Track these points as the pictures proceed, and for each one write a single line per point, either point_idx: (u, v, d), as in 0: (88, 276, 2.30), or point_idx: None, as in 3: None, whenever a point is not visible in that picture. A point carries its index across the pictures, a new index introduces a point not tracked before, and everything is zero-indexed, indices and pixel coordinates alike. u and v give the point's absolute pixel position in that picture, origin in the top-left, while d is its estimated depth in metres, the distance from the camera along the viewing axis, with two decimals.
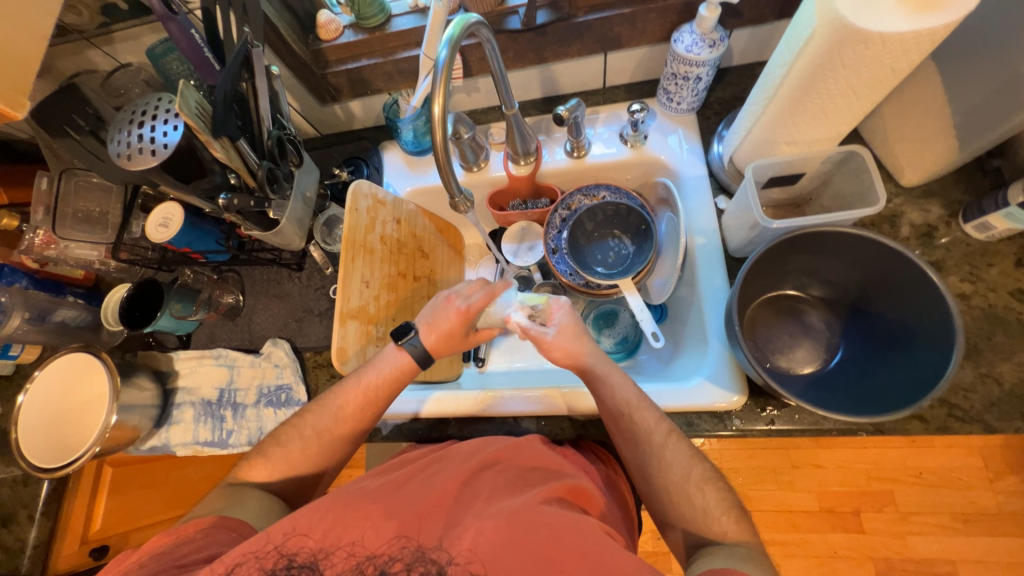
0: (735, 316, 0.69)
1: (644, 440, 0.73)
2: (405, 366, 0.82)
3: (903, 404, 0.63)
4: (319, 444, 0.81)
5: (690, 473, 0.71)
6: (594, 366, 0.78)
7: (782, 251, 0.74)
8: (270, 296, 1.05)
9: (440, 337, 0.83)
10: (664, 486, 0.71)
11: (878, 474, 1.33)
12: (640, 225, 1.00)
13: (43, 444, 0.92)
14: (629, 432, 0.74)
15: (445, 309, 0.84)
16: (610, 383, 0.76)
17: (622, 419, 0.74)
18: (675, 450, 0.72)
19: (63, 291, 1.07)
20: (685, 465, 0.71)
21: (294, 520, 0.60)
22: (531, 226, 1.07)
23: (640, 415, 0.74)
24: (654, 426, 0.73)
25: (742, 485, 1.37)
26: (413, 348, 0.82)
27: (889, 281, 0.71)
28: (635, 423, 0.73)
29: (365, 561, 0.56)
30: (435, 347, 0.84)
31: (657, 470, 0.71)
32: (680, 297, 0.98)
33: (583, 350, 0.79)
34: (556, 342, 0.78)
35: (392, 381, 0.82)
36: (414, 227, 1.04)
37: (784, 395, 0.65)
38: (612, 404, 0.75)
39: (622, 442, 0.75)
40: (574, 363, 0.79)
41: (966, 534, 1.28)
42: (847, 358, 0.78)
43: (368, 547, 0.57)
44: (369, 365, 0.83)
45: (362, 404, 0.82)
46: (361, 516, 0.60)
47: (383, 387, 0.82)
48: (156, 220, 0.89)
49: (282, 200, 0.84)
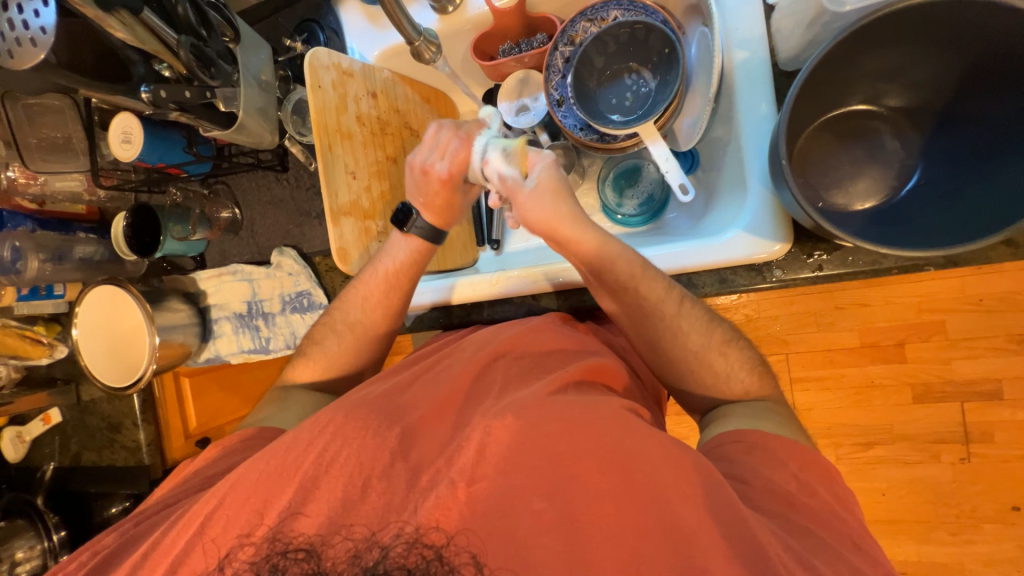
0: (782, 146, 0.55)
1: (651, 312, 0.68)
2: (421, 249, 0.81)
3: (999, 226, 0.51)
4: (346, 344, 0.83)
5: (710, 339, 0.67)
6: (580, 244, 0.69)
7: (853, 47, 0.56)
8: (263, 204, 0.98)
9: (444, 212, 0.81)
10: (681, 357, 0.68)
11: (930, 305, 1.21)
12: (663, 49, 0.81)
13: (108, 371, 0.99)
14: (636, 304, 0.69)
15: (425, 181, 0.77)
16: (606, 256, 0.68)
17: (625, 294, 0.69)
18: (689, 319, 0.68)
19: (71, 228, 1.05)
20: (703, 332, 0.67)
21: (296, 435, 0.58)
22: (530, 75, 0.90)
23: (645, 287, 0.68)
24: (662, 297, 0.68)
25: (775, 330, 1.29)
26: (418, 230, 0.80)
27: (1001, 65, 0.53)
28: (641, 297, 0.68)
29: (367, 464, 0.55)
30: (439, 221, 0.81)
31: (669, 341, 0.68)
32: (715, 138, 0.82)
33: (560, 219, 0.68)
34: (529, 203, 0.69)
35: (409, 265, 0.81)
36: (394, 99, 0.89)
37: (840, 233, 0.54)
38: (611, 279, 0.69)
39: (628, 318, 0.70)
40: (552, 235, 0.70)
41: (1021, 355, 1.19)
42: (924, 182, 0.64)
43: (369, 453, 0.56)
44: (380, 257, 0.81)
45: (380, 302, 0.82)
46: (362, 423, 0.59)
47: (401, 274, 0.81)
48: (117, 136, 0.81)
49: (231, 90, 0.71)
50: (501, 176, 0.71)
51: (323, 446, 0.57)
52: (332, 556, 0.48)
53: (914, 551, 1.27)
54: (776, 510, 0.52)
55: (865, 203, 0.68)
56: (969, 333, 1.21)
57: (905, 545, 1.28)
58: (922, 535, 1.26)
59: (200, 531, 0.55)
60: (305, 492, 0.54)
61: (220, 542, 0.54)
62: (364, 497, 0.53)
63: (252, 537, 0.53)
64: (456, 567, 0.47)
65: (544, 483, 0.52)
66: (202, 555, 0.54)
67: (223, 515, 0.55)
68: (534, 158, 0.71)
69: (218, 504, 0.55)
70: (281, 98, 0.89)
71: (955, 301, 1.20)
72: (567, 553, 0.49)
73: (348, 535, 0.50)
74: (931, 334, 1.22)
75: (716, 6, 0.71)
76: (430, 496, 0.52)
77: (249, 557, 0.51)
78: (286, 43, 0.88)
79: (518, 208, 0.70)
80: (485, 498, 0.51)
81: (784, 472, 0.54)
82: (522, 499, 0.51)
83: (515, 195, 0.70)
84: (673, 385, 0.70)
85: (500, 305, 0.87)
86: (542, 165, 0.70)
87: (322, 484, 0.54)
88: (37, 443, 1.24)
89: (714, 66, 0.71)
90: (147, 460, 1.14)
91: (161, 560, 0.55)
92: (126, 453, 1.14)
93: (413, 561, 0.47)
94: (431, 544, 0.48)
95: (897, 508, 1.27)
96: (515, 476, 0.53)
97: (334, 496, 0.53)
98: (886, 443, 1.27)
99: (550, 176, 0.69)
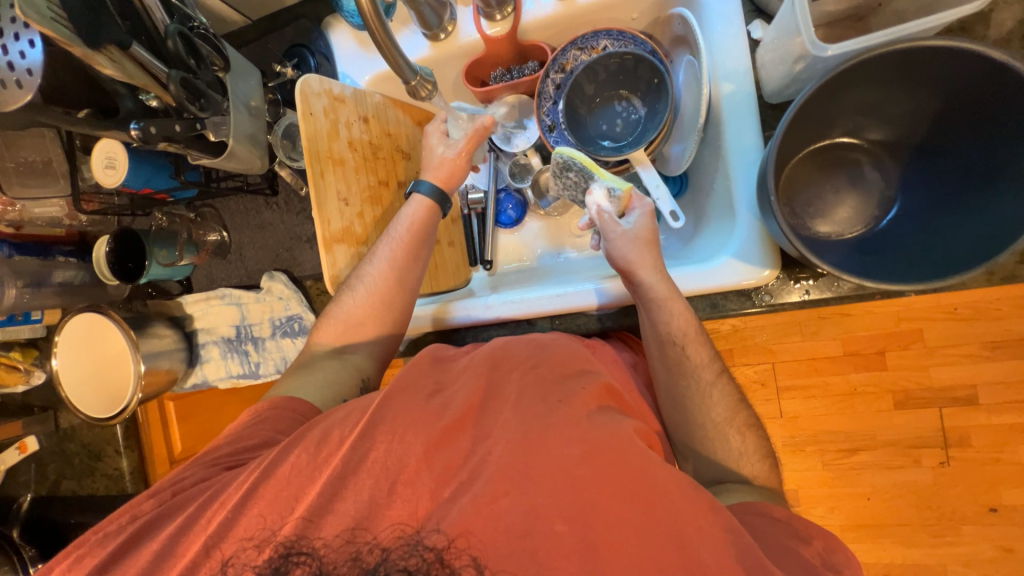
0: (770, 180, 0.57)
1: (690, 371, 0.70)
2: (429, 209, 0.81)
3: (971, 259, 0.53)
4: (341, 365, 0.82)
5: (733, 417, 0.70)
6: (652, 290, 0.71)
7: (834, 87, 0.58)
8: (252, 227, 0.97)
9: (442, 169, 0.83)
10: (699, 423, 0.70)
11: (907, 314, 1.25)
12: (651, 78, 0.83)
13: (90, 399, 0.96)
14: (676, 361, 0.71)
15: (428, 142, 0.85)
16: (668, 311, 0.70)
17: (672, 348, 0.71)
18: (721, 392, 0.70)
19: (50, 252, 1.02)
20: (728, 410, 0.70)
21: (326, 431, 0.60)
22: (522, 99, 0.93)
23: (692, 349, 0.70)
24: (704, 363, 0.71)
25: (760, 339, 1.33)
26: (425, 190, 0.82)
27: (970, 106, 0.55)
28: (685, 355, 0.70)
29: (395, 468, 0.55)
30: (446, 182, 0.83)
31: (697, 406, 0.70)
32: (703, 163, 0.84)
33: (642, 263, 0.72)
34: (619, 242, 0.74)
35: (423, 229, 0.81)
36: (385, 123, 0.89)
37: (823, 263, 0.56)
38: (664, 332, 0.71)
39: (663, 369, 0.72)
40: (628, 275, 0.73)
41: (991, 360, 1.24)
42: (903, 212, 0.66)
43: (396, 455, 0.56)
44: (396, 223, 0.81)
45: (392, 283, 0.79)
46: (392, 425, 0.58)
47: (417, 238, 0.80)
48: (100, 162, 0.79)
49: (220, 118, 0.71)
50: (599, 211, 0.75)
51: (355, 444, 0.57)
52: (333, 558, 0.51)
53: (898, 553, 1.29)
54: (779, 552, 0.54)
55: (848, 230, 0.71)
56: (946, 340, 1.25)
57: (888, 548, 1.30)
58: (905, 538, 1.29)
59: (197, 564, 0.54)
60: (333, 489, 0.55)
61: (219, 550, 0.54)
62: (391, 501, 0.54)
63: (270, 544, 0.53)
64: (457, 568, 0.50)
65: (566, 505, 0.52)
66: (212, 558, 0.54)
67: (253, 510, 0.56)
68: (636, 202, 0.76)
69: (214, 539, 0.55)
70: (271, 122, 0.87)
71: (930, 311, 1.25)
72: (582, 564, 0.49)
73: (350, 538, 0.52)
74: (909, 342, 1.26)
75: (703, 39, 0.72)
76: (453, 508, 0.52)
77: (258, 565, 0.52)
78: (276, 68, 0.88)
79: (607, 242, 0.75)
80: (510, 514, 0.52)
81: (799, 544, 0.56)
82: (544, 520, 0.52)
83: (608, 231, 0.74)
84: (670, 408, 0.72)
85: (493, 328, 0.88)
86: (641, 211, 0.75)
87: (351, 484, 0.55)
88: (13, 471, 1.19)
89: (702, 96, 0.72)
90: (131, 488, 1.12)
91: (194, 541, 0.56)
92: (108, 482, 1.12)
93: (414, 562, 0.50)
94: (432, 547, 0.51)
95: (883, 512, 1.30)
96: (539, 496, 0.53)
97: (363, 495, 0.54)
98: (870, 448, 1.30)
99: (648, 229, 0.74)
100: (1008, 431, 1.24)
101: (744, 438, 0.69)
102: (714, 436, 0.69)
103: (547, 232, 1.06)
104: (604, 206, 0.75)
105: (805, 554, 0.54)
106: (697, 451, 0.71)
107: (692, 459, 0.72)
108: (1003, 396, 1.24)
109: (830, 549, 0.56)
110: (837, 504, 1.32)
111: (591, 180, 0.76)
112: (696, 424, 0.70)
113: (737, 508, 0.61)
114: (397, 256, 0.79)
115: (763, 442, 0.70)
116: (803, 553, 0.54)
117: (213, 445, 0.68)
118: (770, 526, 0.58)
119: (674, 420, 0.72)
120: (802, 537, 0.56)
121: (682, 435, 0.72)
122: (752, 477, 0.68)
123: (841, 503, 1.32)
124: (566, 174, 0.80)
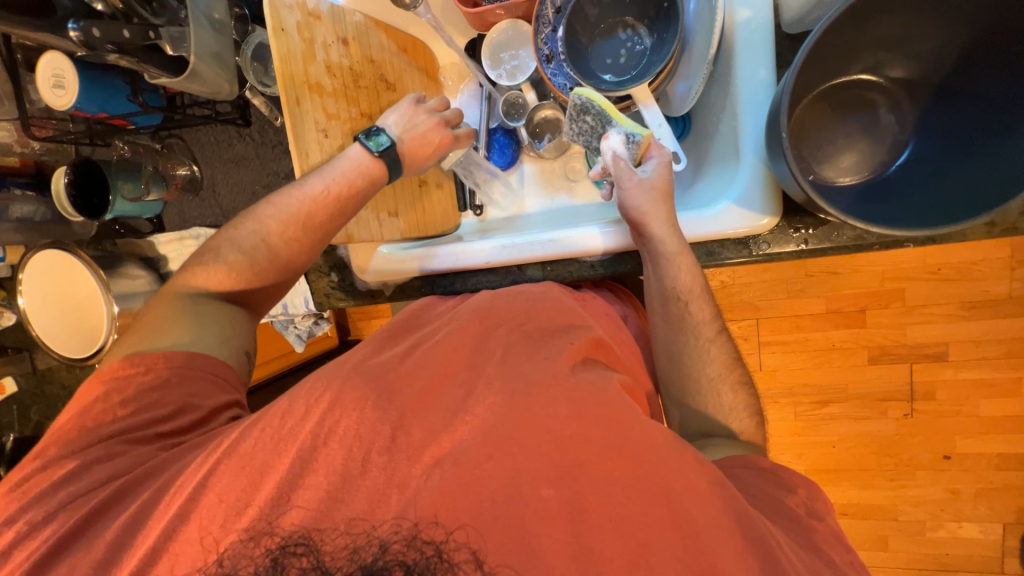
0: (782, 114, 0.53)
1: (691, 328, 0.70)
2: (374, 174, 0.73)
3: (981, 207, 0.52)
4: (245, 285, 0.75)
5: (728, 374, 0.70)
6: (663, 244, 0.69)
7: (863, 12, 0.54)
8: (225, 162, 0.92)
9: (414, 151, 0.77)
10: (693, 378, 0.70)
11: (891, 274, 1.27)
12: (661, 3, 0.77)
13: (63, 336, 0.92)
14: (679, 317, 0.70)
15: (426, 137, 0.77)
16: (676, 266, 0.68)
17: (675, 305, 0.70)
18: (719, 349, 0.70)
19: (3, 183, 0.90)
20: (724, 365, 0.70)
21: (291, 402, 0.56)
22: (517, 25, 0.88)
23: (696, 306, 0.70)
24: (706, 320, 0.70)
25: (746, 296, 1.34)
26: (386, 154, 0.73)
27: (1002, 36, 0.52)
28: (687, 312, 0.70)
29: (369, 433, 0.52)
30: (406, 156, 0.76)
31: (694, 361, 0.70)
32: (708, 102, 0.80)
33: (655, 215, 0.69)
34: (633, 192, 0.69)
35: (358, 191, 0.72)
36: (367, 49, 0.81)
37: (829, 208, 0.53)
38: (669, 288, 0.70)
39: (663, 325, 0.72)
40: (639, 227, 0.70)
41: (966, 320, 1.27)
42: (912, 159, 0.64)
43: (372, 421, 0.53)
44: (327, 173, 0.71)
45: (303, 239, 0.74)
46: (361, 393, 0.55)
47: (348, 201, 0.72)
48: (47, 80, 0.70)
49: (177, 30, 0.67)
50: (615, 157, 0.71)
51: (322, 415, 0.54)
52: (329, 548, 0.47)
53: (854, 494, 1.38)
54: (771, 509, 0.56)
55: (853, 179, 0.68)
56: (925, 299, 1.27)
57: (846, 490, 1.39)
58: (865, 481, 1.37)
59: (172, 525, 0.51)
60: (302, 464, 0.52)
61: (192, 520, 0.51)
62: (365, 470, 0.51)
63: (245, 511, 0.51)
64: (456, 562, 0.47)
65: (552, 469, 0.51)
66: (180, 537, 0.51)
67: (218, 484, 0.52)
68: (654, 150, 0.72)
69: (186, 501, 0.52)
70: (239, 40, 0.81)
71: (915, 270, 1.26)
72: (570, 530, 0.49)
73: (348, 528, 0.48)
74: (891, 301, 1.28)
75: None
76: (436, 474, 0.50)
77: (232, 541, 0.49)
78: None
79: (620, 191, 0.71)
80: (495, 478, 0.50)
81: (785, 493, 0.57)
82: (531, 485, 0.50)
83: (623, 178, 0.70)
84: (665, 369, 0.72)
85: (481, 273, 0.85)
86: (658, 160, 0.71)
87: (325, 448, 0.52)
88: None
89: (715, 24, 0.68)
90: None
91: (157, 514, 0.52)
92: None
93: (413, 557, 0.46)
94: (431, 539, 0.47)
95: (845, 458, 1.37)
96: (524, 460, 0.51)
97: (334, 465, 0.52)
98: (840, 401, 1.35)
99: (666, 178, 0.70)
100: (972, 386, 1.30)
101: (735, 396, 0.70)
102: (707, 389, 0.69)
103: (540, 175, 1.02)
104: (618, 151, 0.71)
105: (789, 503, 0.56)
106: (685, 406, 0.71)
107: (680, 417, 0.73)
108: (973, 353, 1.28)
109: (813, 497, 0.58)
110: (804, 451, 1.39)
111: (608, 125, 0.72)
112: (689, 376, 0.70)
113: (726, 461, 0.62)
114: (315, 213, 0.72)
115: (753, 406, 0.70)
116: (788, 503, 0.56)
117: (160, 421, 0.62)
118: (756, 477, 0.59)
119: (665, 375, 0.72)
120: (787, 486, 0.58)
121: (674, 393, 0.72)
122: (739, 432, 0.68)
123: (808, 451, 1.39)
124: (581, 119, 0.74)
